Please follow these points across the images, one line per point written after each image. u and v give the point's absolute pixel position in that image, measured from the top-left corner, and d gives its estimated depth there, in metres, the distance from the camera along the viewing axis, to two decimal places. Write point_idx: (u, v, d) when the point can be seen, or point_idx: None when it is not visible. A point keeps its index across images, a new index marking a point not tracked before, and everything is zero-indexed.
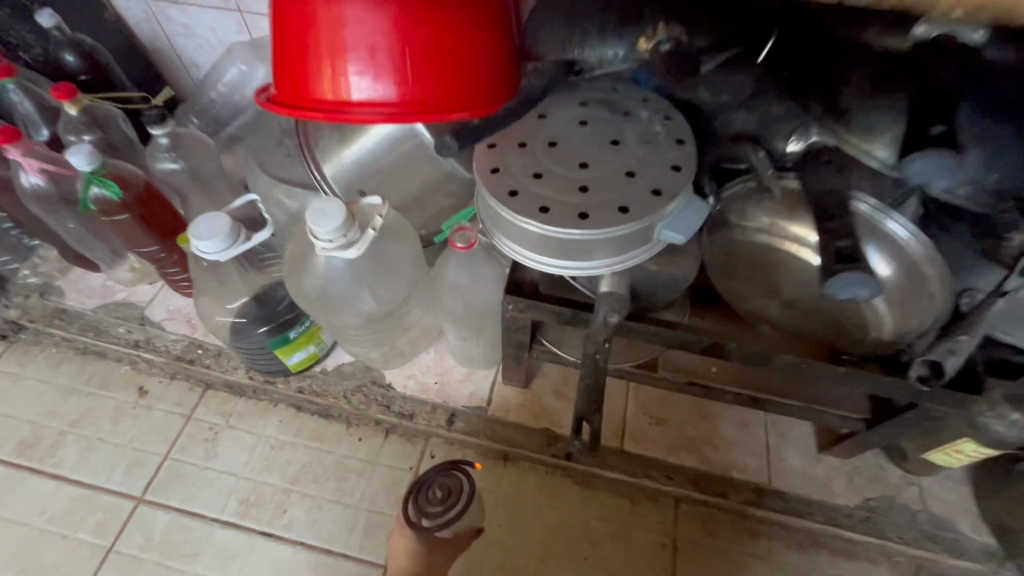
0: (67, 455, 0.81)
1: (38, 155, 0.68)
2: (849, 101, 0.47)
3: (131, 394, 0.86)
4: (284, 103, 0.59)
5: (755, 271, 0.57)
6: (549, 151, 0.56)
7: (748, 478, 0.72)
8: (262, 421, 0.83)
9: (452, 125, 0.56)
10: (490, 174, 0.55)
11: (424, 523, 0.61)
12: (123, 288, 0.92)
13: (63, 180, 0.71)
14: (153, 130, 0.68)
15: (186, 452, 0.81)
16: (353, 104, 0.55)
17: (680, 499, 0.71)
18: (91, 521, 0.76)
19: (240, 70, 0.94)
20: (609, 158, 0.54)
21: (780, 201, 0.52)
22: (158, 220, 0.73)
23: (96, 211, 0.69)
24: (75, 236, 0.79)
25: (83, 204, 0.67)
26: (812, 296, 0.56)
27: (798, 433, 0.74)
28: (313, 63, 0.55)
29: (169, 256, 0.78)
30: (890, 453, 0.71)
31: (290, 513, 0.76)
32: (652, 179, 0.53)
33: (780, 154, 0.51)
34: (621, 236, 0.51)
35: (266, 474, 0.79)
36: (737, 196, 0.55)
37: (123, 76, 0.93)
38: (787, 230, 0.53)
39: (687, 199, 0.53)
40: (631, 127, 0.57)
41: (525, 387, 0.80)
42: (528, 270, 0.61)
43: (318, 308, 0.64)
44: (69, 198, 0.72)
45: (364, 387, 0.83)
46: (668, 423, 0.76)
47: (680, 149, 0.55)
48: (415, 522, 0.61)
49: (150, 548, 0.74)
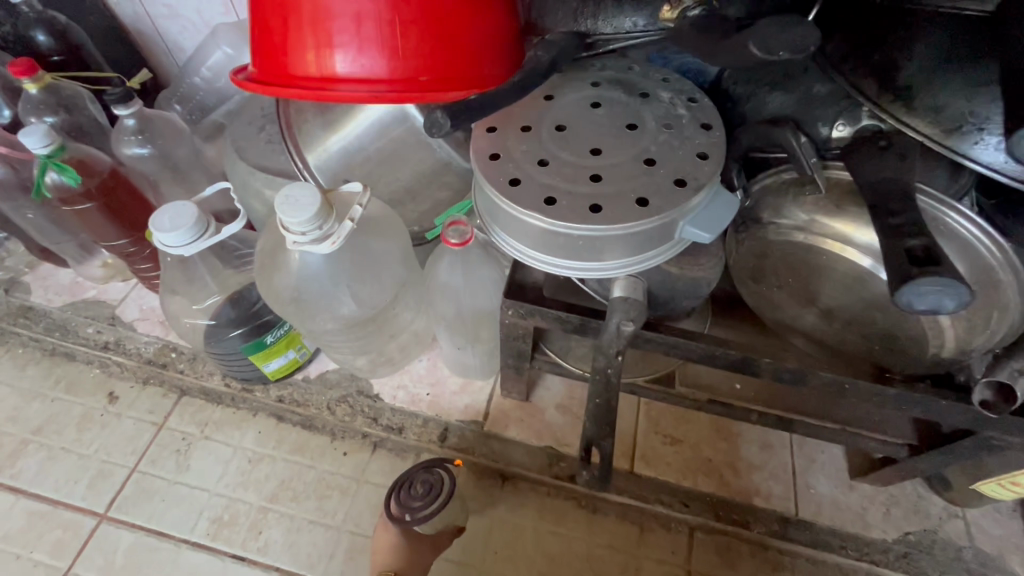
0: (27, 466, 0.75)
1: None
2: (909, 77, 0.39)
3: (100, 400, 0.79)
4: (261, 81, 0.52)
5: (789, 275, 0.50)
6: (556, 136, 0.49)
7: (773, 506, 0.64)
8: (239, 431, 0.76)
9: (447, 105, 0.49)
10: (489, 160, 0.48)
11: (405, 517, 0.58)
12: (94, 285, 0.86)
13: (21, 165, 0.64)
14: (117, 110, 0.63)
15: (156, 464, 0.74)
16: (336, 79, 0.48)
17: (694, 527, 0.64)
18: (49, 539, 0.70)
19: (225, 53, 0.88)
20: (625, 144, 0.48)
21: (822, 196, 0.45)
22: (126, 211, 0.67)
23: (54, 199, 0.63)
24: (38, 228, 0.73)
25: (38, 190, 0.61)
26: (856, 306, 0.49)
27: (827, 457, 0.67)
28: (292, 35, 0.49)
29: (139, 250, 0.71)
30: (931, 481, 0.64)
31: (267, 535, 0.69)
32: (675, 168, 0.46)
33: (825, 140, 0.45)
34: (639, 232, 0.44)
35: (241, 490, 0.72)
36: (768, 190, 0.48)
37: (100, 58, 0.87)
38: (828, 227, 0.46)
39: (714, 191, 0.46)
40: (651, 110, 0.50)
41: (525, 400, 0.73)
42: (530, 270, 0.55)
43: (292, 311, 0.57)
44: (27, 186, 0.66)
45: (349, 397, 0.76)
46: (683, 443, 0.68)
47: (706, 134, 0.48)
48: (396, 516, 0.58)
49: (110, 572, 0.67)
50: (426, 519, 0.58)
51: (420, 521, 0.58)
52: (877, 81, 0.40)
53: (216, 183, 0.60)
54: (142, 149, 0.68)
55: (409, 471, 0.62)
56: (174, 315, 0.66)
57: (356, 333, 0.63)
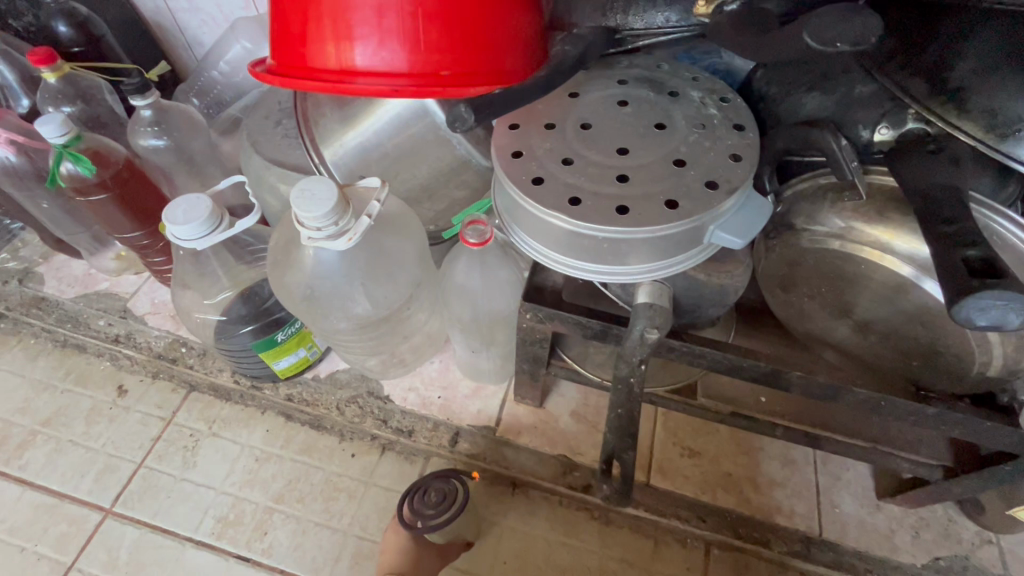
0: (34, 458, 0.74)
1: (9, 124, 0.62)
2: (962, 77, 0.37)
3: (109, 393, 0.79)
4: (279, 72, 0.51)
5: (822, 285, 0.48)
6: (581, 134, 0.47)
7: (795, 525, 0.62)
8: (247, 429, 0.75)
9: (469, 100, 0.48)
10: (511, 158, 0.46)
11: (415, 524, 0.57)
12: (107, 277, 0.86)
13: (36, 154, 0.64)
14: (135, 101, 0.62)
15: (163, 460, 0.74)
16: (356, 72, 0.47)
17: (711, 544, 0.62)
18: (53, 533, 0.69)
19: (244, 47, 0.87)
20: (654, 144, 0.46)
21: (862, 202, 0.43)
22: (140, 204, 0.66)
23: (68, 189, 0.62)
24: (53, 218, 0.72)
25: (52, 179, 0.60)
26: (893, 318, 0.46)
27: (853, 475, 0.64)
28: (312, 25, 0.47)
29: (152, 243, 0.70)
30: (963, 505, 0.61)
31: (272, 536, 0.68)
32: (706, 170, 0.44)
33: (867, 144, 0.44)
34: (667, 236, 0.42)
35: (248, 489, 0.71)
36: (802, 195, 0.46)
37: (120, 50, 0.86)
38: (867, 235, 0.43)
39: (746, 195, 0.44)
40: (680, 109, 0.48)
41: (539, 407, 0.71)
42: (550, 273, 0.53)
43: (305, 309, 0.55)
44: (43, 175, 0.65)
45: (359, 398, 0.74)
46: (702, 456, 0.66)
47: (740, 135, 0.46)
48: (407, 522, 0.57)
49: (114, 568, 0.66)
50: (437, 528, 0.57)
51: (430, 529, 0.56)
52: (925, 81, 0.38)
53: (230, 177, 0.59)
54: (158, 141, 0.67)
55: (425, 478, 0.60)
56: (185, 310, 0.65)
57: (368, 332, 0.61)
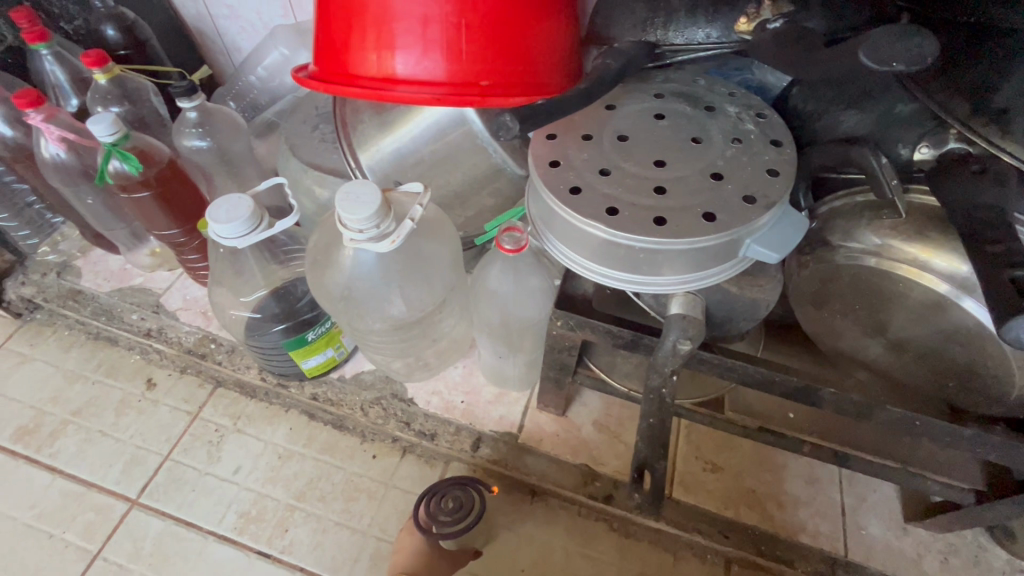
0: (65, 446, 0.76)
1: (60, 123, 0.63)
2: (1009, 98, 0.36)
3: (140, 385, 0.80)
4: (322, 79, 0.53)
5: (856, 302, 0.48)
6: (618, 146, 0.48)
7: (819, 546, 0.61)
8: (271, 426, 0.76)
9: (508, 111, 0.49)
10: (548, 168, 0.47)
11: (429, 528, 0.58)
12: (141, 273, 0.87)
13: (85, 151, 0.66)
14: (182, 103, 0.64)
15: (188, 454, 0.75)
16: (397, 81, 0.48)
17: (731, 560, 0.61)
18: (81, 521, 0.70)
19: (282, 54, 0.89)
20: (690, 157, 0.46)
21: (902, 221, 0.43)
22: (182, 203, 0.68)
23: (114, 186, 0.64)
24: (95, 214, 0.75)
25: (100, 176, 0.62)
26: (928, 337, 0.46)
27: (880, 496, 0.63)
28: (356, 35, 0.49)
29: (190, 242, 0.73)
30: (994, 532, 0.59)
31: (292, 534, 0.68)
32: (743, 184, 0.44)
33: (906, 162, 0.44)
34: (699, 249, 0.42)
35: (270, 486, 0.72)
36: (838, 213, 0.46)
37: (163, 54, 0.89)
38: (904, 252, 0.43)
39: (783, 210, 0.44)
40: (717, 124, 0.48)
41: (561, 415, 0.71)
42: (581, 282, 0.53)
43: (340, 309, 0.57)
44: (91, 173, 0.68)
45: (383, 400, 0.75)
46: (725, 471, 0.66)
47: (777, 151, 0.46)
48: (422, 526, 0.58)
49: (138, 558, 0.68)
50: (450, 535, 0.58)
51: (445, 535, 0.57)
52: (967, 101, 0.38)
53: (272, 179, 0.60)
54: (201, 142, 0.70)
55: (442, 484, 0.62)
56: (218, 306, 0.67)
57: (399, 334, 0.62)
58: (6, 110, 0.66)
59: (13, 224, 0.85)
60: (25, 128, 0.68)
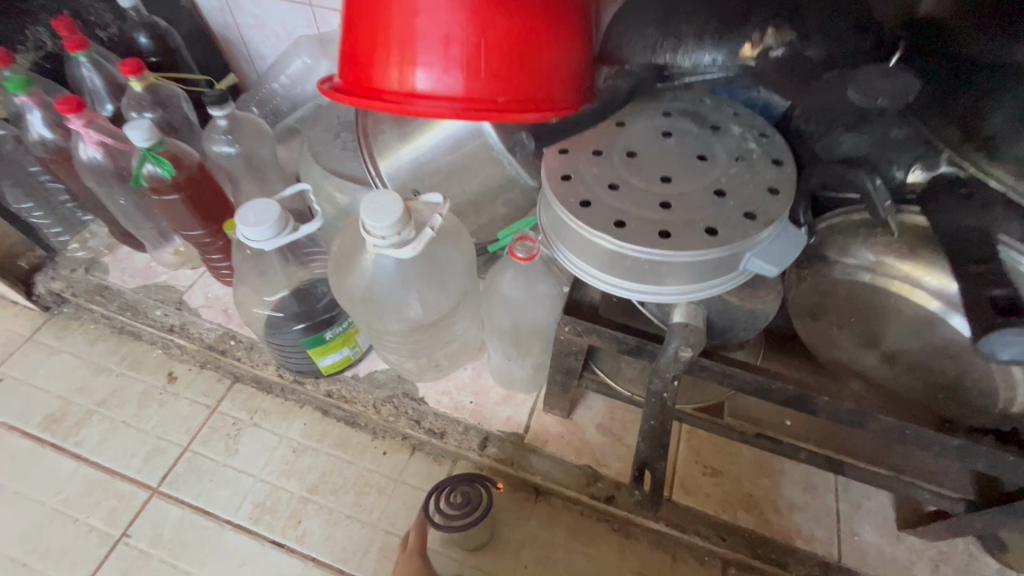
0: (90, 435, 0.79)
1: (98, 128, 0.66)
2: (996, 127, 0.38)
3: (162, 379, 0.84)
4: (346, 91, 0.56)
5: (852, 315, 0.50)
6: (627, 161, 0.50)
7: (814, 550, 0.63)
8: (286, 421, 0.79)
9: (523, 126, 0.52)
10: (560, 181, 0.50)
11: (436, 520, 0.61)
12: (165, 270, 0.91)
13: (120, 155, 0.69)
14: (213, 111, 0.67)
15: (207, 445, 0.78)
16: (417, 95, 0.51)
17: (727, 562, 0.63)
18: (105, 507, 0.73)
19: (305, 63, 0.93)
20: (695, 174, 0.49)
21: (896, 239, 0.45)
22: (208, 205, 0.72)
23: (147, 188, 0.67)
24: (125, 213, 0.78)
25: (135, 180, 0.66)
26: (920, 350, 0.48)
27: (874, 504, 0.65)
28: (380, 51, 0.52)
29: (214, 242, 0.76)
30: (984, 542, 0.61)
31: (305, 525, 0.71)
32: (744, 202, 0.47)
33: (900, 184, 0.46)
34: (704, 262, 0.45)
35: (284, 478, 0.75)
36: (836, 229, 0.48)
37: (191, 60, 0.93)
38: (896, 270, 0.45)
39: (782, 226, 0.46)
40: (721, 143, 0.51)
41: (567, 418, 0.73)
42: (589, 290, 0.56)
43: (360, 310, 0.59)
44: (124, 175, 0.71)
45: (395, 399, 0.76)
46: (724, 476, 0.68)
47: (778, 170, 0.48)
48: (429, 517, 0.61)
49: (159, 544, 0.71)
50: (455, 529, 0.60)
51: (450, 528, 0.60)
52: (959, 128, 0.40)
53: (296, 185, 0.63)
54: (230, 148, 0.73)
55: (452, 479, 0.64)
56: (241, 304, 0.70)
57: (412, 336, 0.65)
58: (47, 115, 0.70)
59: (46, 221, 0.89)
60: (64, 131, 0.72)
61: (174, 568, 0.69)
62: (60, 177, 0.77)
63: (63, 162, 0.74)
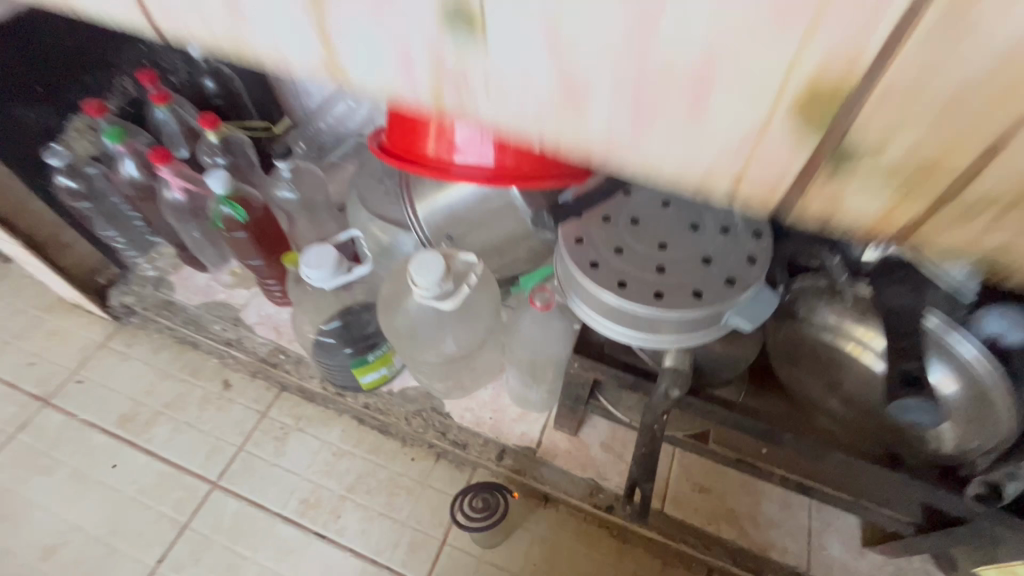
0: (158, 433, 0.91)
1: (182, 175, 0.78)
2: None
3: (219, 386, 0.95)
4: (394, 153, 0.66)
5: (817, 364, 0.59)
6: (631, 228, 0.60)
7: (786, 561, 0.72)
8: (327, 427, 0.90)
9: (544, 194, 0.62)
10: (574, 244, 0.60)
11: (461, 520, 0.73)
12: (222, 288, 1.02)
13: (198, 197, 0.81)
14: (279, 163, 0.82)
15: (259, 446, 0.89)
16: (456, 164, 0.62)
17: (712, 569, 0.73)
18: (173, 496, 0.85)
19: (349, 105, 1.04)
20: (687, 243, 0.58)
21: (852, 306, 0.54)
22: (270, 241, 0.83)
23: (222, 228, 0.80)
24: (195, 242, 0.92)
25: (214, 221, 0.78)
26: (873, 397, 0.57)
27: (843, 523, 0.74)
28: (427, 126, 0.62)
29: (269, 272, 0.87)
30: (938, 560, 0.70)
31: (344, 519, 0.82)
32: (727, 269, 0.56)
33: (858, 263, 0.52)
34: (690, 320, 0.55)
35: (326, 478, 0.86)
36: (805, 292, 0.58)
37: (249, 101, 1.05)
38: (851, 332, 0.55)
39: (758, 290, 0.55)
40: (712, 214, 0.60)
41: (574, 435, 0.83)
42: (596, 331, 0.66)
43: (404, 341, 0.69)
44: (202, 215, 0.84)
45: (423, 412, 0.87)
46: (711, 492, 0.77)
47: (757, 242, 0.58)
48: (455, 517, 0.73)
49: (219, 531, 0.82)
50: (477, 529, 0.72)
51: (472, 528, 0.72)
52: None
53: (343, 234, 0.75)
54: (289, 193, 0.85)
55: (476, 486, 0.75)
56: (301, 326, 0.82)
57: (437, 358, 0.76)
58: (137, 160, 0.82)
59: (123, 245, 1.01)
60: (150, 174, 0.83)
61: (232, 552, 0.81)
62: (144, 212, 0.90)
63: (146, 200, 0.87)
